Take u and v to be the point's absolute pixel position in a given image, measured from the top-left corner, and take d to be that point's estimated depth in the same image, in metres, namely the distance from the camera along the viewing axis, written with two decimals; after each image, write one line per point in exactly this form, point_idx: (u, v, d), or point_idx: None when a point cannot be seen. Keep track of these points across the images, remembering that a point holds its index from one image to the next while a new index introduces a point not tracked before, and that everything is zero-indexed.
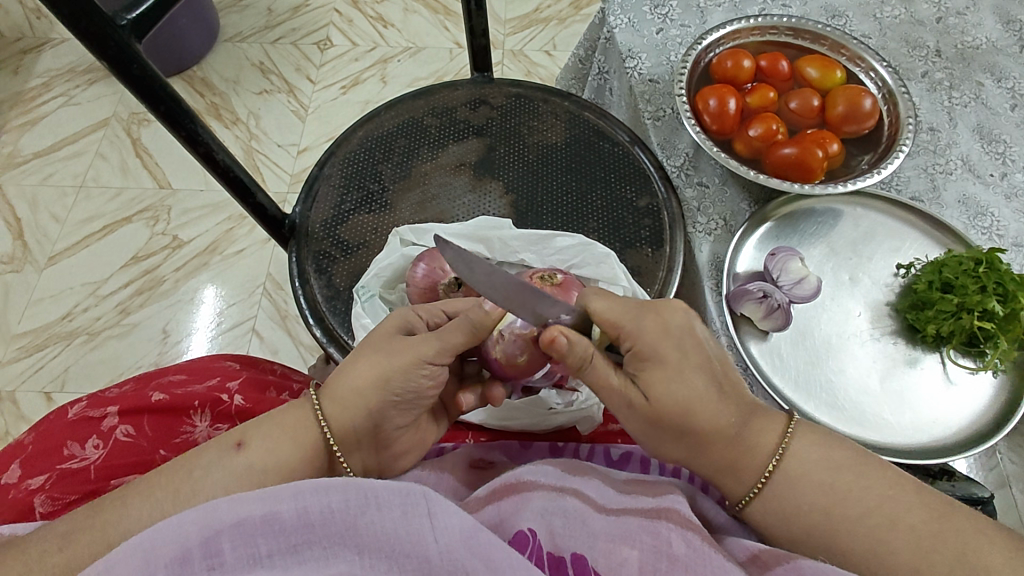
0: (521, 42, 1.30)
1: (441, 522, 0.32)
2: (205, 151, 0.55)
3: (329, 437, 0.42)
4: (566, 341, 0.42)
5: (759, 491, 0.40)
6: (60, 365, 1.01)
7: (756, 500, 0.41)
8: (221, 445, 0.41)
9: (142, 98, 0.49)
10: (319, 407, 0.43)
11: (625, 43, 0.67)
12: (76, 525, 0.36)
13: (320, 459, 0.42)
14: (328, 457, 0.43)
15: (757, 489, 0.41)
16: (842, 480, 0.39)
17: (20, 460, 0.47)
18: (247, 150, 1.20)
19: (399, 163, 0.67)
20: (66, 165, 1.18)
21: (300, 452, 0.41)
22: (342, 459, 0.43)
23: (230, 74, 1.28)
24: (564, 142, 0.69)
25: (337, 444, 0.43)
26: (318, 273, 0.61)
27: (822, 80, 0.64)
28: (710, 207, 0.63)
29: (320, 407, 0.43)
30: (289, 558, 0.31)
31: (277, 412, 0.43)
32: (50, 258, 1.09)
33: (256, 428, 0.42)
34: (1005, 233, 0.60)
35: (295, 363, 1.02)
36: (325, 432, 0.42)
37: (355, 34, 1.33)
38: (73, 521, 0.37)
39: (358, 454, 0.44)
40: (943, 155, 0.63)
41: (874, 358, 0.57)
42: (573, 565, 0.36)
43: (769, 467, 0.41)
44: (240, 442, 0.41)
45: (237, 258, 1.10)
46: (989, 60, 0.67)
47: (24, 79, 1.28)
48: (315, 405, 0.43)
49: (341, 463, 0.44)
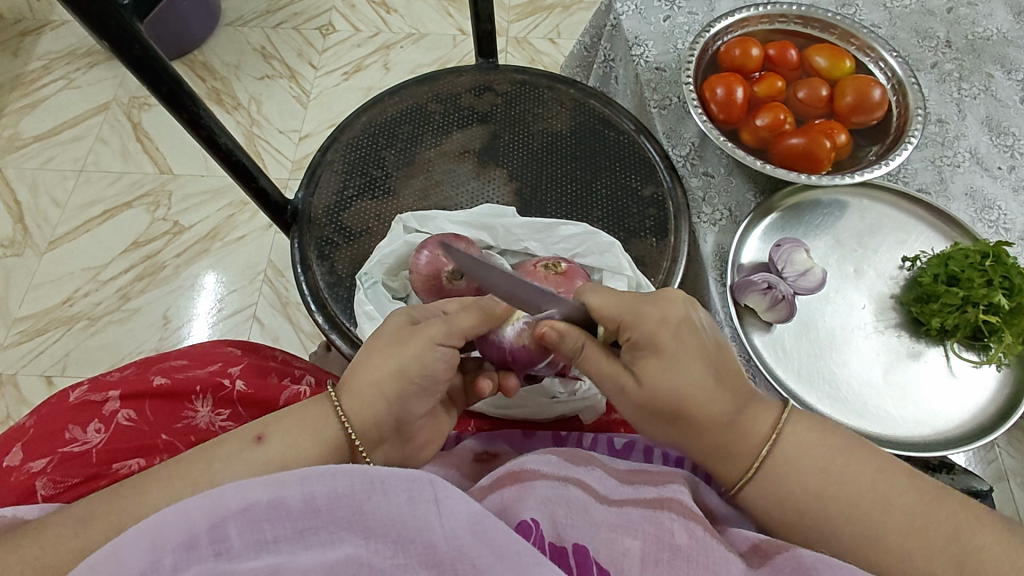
0: (525, 29, 1.29)
1: (446, 509, 0.32)
2: (208, 135, 0.54)
3: (351, 431, 0.42)
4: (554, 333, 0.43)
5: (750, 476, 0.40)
6: (60, 349, 1.01)
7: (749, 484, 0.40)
8: (240, 438, 0.40)
9: (143, 79, 0.48)
10: (337, 400, 0.43)
11: (632, 30, 0.66)
12: (80, 506, 0.36)
13: (341, 455, 0.42)
14: (350, 451, 0.42)
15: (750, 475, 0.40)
16: (840, 466, 0.38)
17: (22, 444, 0.47)
18: (248, 136, 1.19)
19: (403, 149, 0.66)
20: (67, 148, 1.18)
21: (315, 441, 0.41)
22: (364, 453, 0.43)
23: (231, 59, 1.27)
24: (569, 130, 0.68)
25: (359, 438, 0.43)
26: (320, 260, 0.61)
27: (830, 70, 0.64)
28: (716, 197, 0.62)
29: (340, 403, 0.43)
30: (296, 543, 0.31)
31: (294, 407, 0.43)
32: (51, 242, 1.09)
33: (277, 422, 0.41)
34: (1012, 227, 0.59)
35: (296, 350, 1.02)
36: (346, 427, 0.42)
37: (357, 20, 1.32)
38: (81, 503, 0.36)
39: (381, 448, 0.44)
40: (951, 147, 0.62)
41: (878, 350, 0.56)
42: (575, 555, 0.35)
43: (761, 455, 0.39)
44: (260, 436, 0.40)
45: (238, 244, 1.10)
46: (999, 52, 0.66)
47: (23, 61, 1.26)
48: (332, 398, 0.43)
49: (363, 456, 0.43)
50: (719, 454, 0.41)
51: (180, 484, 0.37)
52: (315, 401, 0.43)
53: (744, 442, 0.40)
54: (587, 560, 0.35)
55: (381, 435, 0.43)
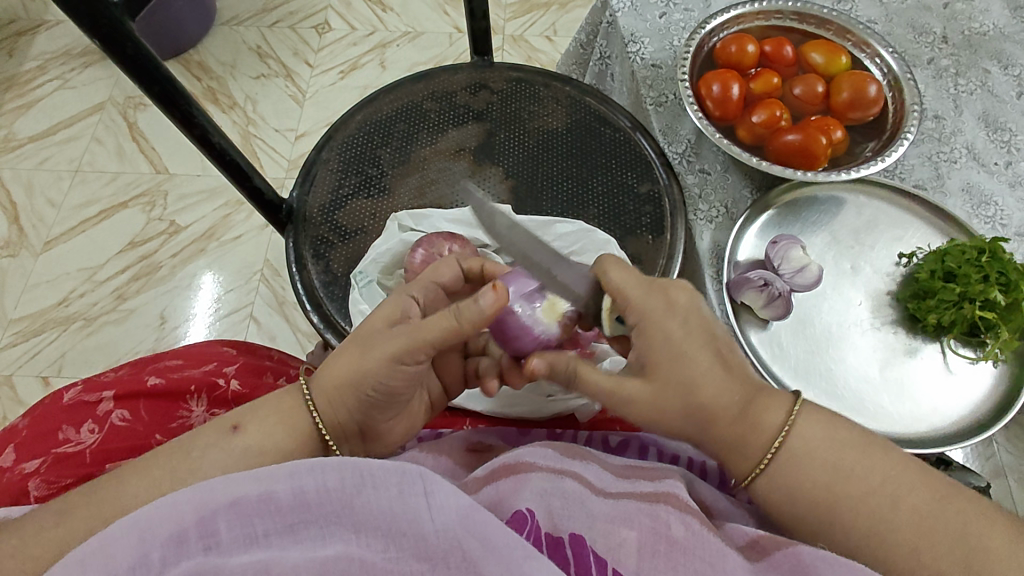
0: (521, 27, 1.29)
1: (437, 501, 0.31)
2: (201, 134, 0.54)
3: (320, 424, 0.42)
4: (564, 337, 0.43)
5: (763, 468, 0.38)
6: (57, 350, 1.00)
7: (761, 478, 0.39)
8: (217, 428, 0.40)
9: (135, 78, 0.48)
10: (307, 392, 0.42)
11: (628, 27, 0.66)
12: (69, 503, 0.36)
13: (313, 448, 0.42)
14: (321, 445, 0.42)
15: (760, 469, 0.39)
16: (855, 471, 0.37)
17: (15, 444, 0.47)
18: (244, 135, 1.19)
19: (398, 148, 0.66)
20: (62, 149, 1.17)
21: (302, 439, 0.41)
22: (335, 448, 0.43)
23: (227, 58, 1.27)
24: (565, 128, 0.68)
25: (329, 433, 0.42)
26: (316, 259, 0.61)
27: (827, 66, 0.63)
28: (711, 193, 0.62)
29: (310, 396, 0.42)
30: (285, 537, 0.31)
31: (272, 399, 0.42)
32: (46, 242, 1.09)
33: (252, 413, 0.41)
34: (1009, 223, 0.59)
35: (293, 349, 1.02)
36: (315, 420, 0.42)
37: (353, 18, 1.32)
38: (72, 501, 0.36)
39: (349, 444, 0.44)
40: (948, 143, 0.62)
41: (875, 347, 0.56)
42: (571, 545, 0.34)
43: (773, 447, 0.38)
44: (236, 425, 0.40)
45: (234, 244, 1.09)
46: (995, 47, 0.66)
47: (18, 62, 1.26)
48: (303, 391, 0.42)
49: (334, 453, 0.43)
50: (732, 448, 0.40)
51: (171, 484, 0.37)
52: (288, 391, 0.43)
53: (764, 424, 0.39)
54: (583, 552, 0.34)
55: (347, 432, 0.43)
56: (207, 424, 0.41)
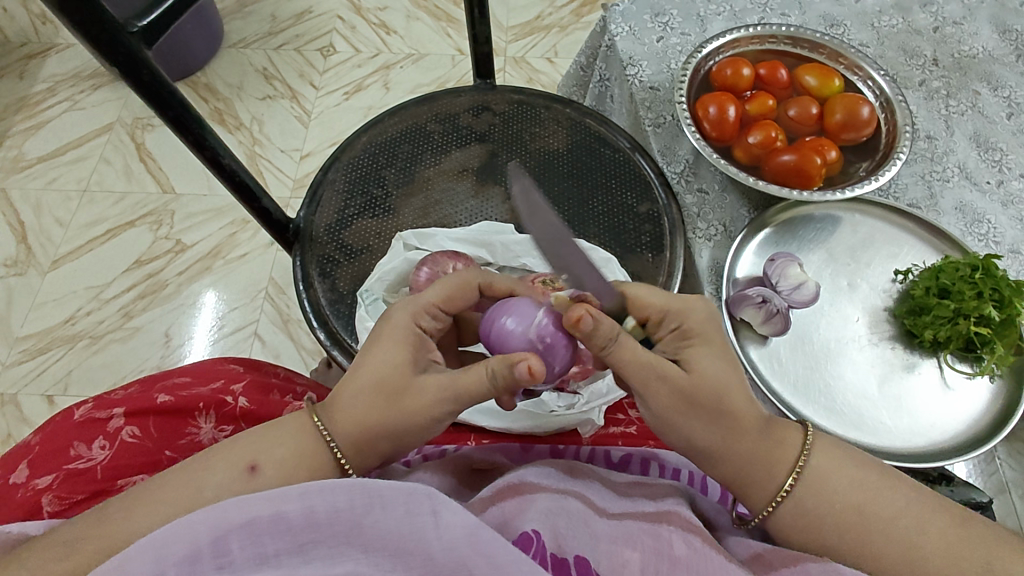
0: (522, 49, 1.32)
1: (444, 519, 0.32)
2: (212, 156, 0.56)
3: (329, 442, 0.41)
4: (591, 321, 0.39)
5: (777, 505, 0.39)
6: (62, 368, 1.01)
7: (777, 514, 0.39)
8: (223, 459, 0.39)
9: (152, 104, 0.50)
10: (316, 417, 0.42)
11: (627, 51, 0.68)
12: (76, 536, 0.36)
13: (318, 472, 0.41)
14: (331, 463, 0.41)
15: (782, 497, 0.39)
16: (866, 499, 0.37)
17: (27, 460, 0.48)
18: (250, 155, 1.20)
19: (403, 169, 0.68)
20: (71, 169, 1.19)
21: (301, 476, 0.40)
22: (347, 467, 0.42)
23: (234, 80, 1.29)
24: (565, 148, 0.69)
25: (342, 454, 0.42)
26: (322, 277, 0.62)
27: (821, 88, 0.65)
28: (710, 214, 0.64)
29: (320, 420, 0.42)
30: (296, 557, 0.31)
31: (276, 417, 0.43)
32: (54, 261, 1.10)
33: (263, 442, 0.41)
34: (1002, 240, 0.60)
35: (296, 368, 1.03)
36: (325, 439, 0.41)
37: (358, 41, 1.34)
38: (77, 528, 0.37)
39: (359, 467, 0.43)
40: (940, 162, 0.63)
41: (872, 363, 0.57)
42: (576, 567, 0.34)
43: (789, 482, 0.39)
44: (252, 466, 0.39)
45: (240, 262, 1.11)
46: (985, 69, 0.68)
47: (29, 84, 1.29)
48: (314, 419, 0.42)
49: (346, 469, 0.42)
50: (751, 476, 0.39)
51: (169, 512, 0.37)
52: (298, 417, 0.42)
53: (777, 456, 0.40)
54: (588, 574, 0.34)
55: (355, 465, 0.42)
56: (223, 450, 0.40)
